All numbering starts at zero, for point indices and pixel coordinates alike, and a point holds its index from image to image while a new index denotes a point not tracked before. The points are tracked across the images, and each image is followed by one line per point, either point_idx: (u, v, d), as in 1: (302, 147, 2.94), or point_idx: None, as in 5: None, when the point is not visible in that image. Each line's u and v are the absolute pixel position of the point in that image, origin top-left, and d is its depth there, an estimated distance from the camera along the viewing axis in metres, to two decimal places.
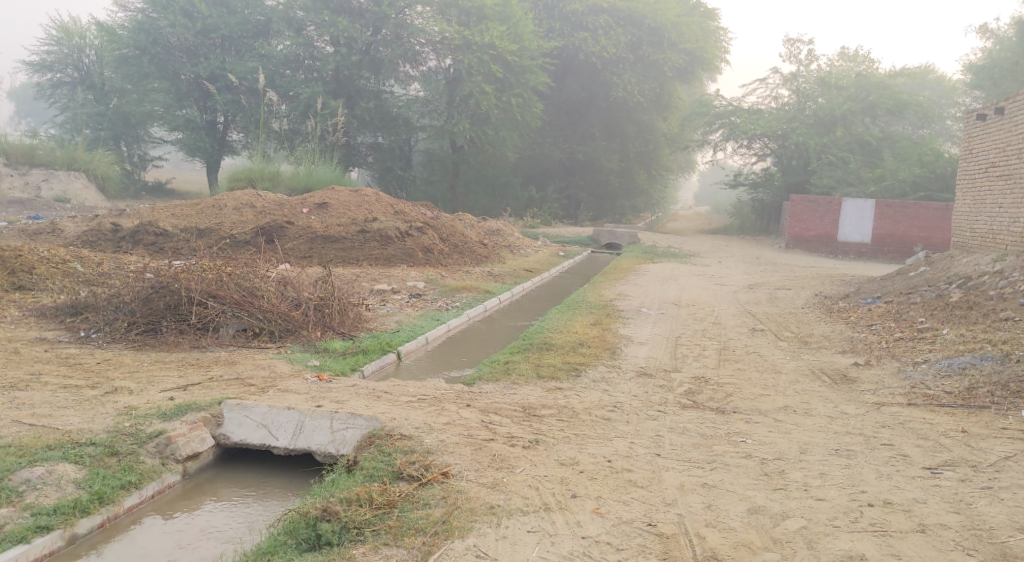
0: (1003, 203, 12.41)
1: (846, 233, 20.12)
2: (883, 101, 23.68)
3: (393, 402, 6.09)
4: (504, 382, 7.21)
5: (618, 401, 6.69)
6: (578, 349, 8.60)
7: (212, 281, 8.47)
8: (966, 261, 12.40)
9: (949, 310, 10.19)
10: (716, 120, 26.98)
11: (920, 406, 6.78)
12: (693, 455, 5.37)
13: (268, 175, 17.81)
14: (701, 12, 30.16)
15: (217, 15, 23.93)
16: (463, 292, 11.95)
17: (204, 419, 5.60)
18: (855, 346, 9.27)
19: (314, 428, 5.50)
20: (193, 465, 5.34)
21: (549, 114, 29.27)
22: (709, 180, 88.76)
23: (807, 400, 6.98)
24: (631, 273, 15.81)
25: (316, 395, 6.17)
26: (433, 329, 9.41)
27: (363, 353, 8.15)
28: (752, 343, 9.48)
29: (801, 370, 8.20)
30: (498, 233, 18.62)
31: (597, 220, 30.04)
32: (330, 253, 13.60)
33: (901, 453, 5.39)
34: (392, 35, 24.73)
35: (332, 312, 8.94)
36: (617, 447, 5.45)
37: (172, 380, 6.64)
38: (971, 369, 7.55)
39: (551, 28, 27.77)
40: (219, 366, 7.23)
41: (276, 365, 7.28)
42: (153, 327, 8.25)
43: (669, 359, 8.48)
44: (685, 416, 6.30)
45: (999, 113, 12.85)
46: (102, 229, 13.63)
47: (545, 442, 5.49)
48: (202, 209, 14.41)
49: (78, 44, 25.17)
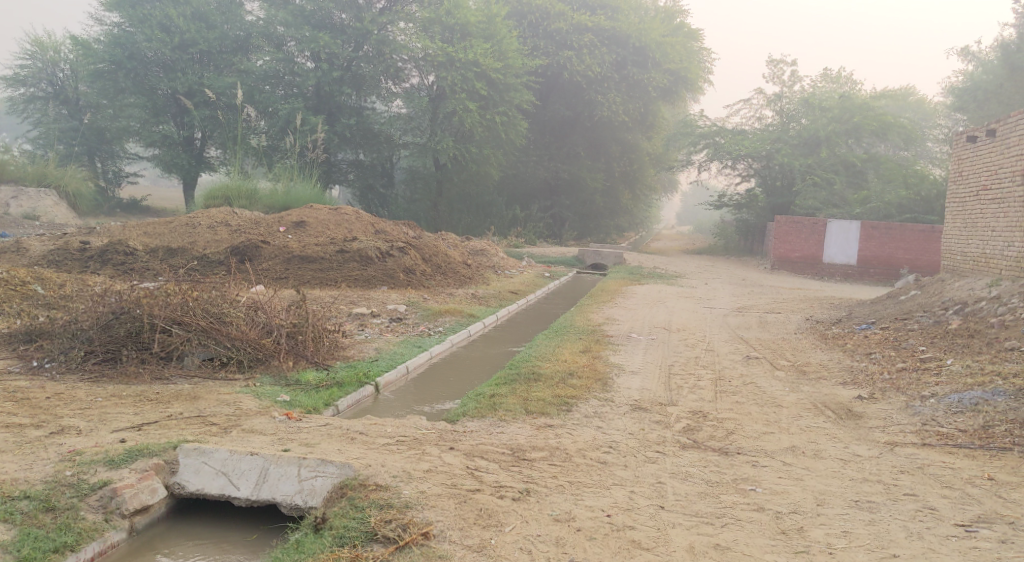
0: (996, 227, 12.02)
1: (831, 255, 19.82)
2: (867, 123, 23.52)
3: (369, 445, 5.54)
4: (490, 419, 6.68)
5: (613, 440, 6.19)
6: (568, 380, 8.08)
7: (177, 306, 7.94)
8: (959, 286, 12.07)
9: (950, 339, 9.80)
10: (701, 140, 26.64)
11: (936, 447, 6.37)
12: (701, 507, 4.91)
13: (245, 192, 17.23)
14: (685, 32, 29.88)
15: (196, 30, 23.20)
16: (446, 317, 11.42)
17: (156, 466, 5.01)
18: (856, 377, 8.83)
19: (279, 477, 4.95)
20: (142, 519, 4.78)
21: (533, 132, 28.91)
22: (694, 200, 89.01)
23: (815, 439, 6.51)
24: (618, 296, 15.34)
25: (282, 437, 5.61)
26: (413, 357, 8.90)
27: (338, 386, 7.60)
28: (748, 372, 9.02)
29: (803, 403, 7.73)
30: (482, 253, 18.10)
31: (581, 239, 29.56)
32: (306, 274, 13.01)
33: (928, 506, 4.98)
34: (374, 51, 24.29)
35: (306, 340, 8.39)
36: (616, 498, 4.96)
37: (127, 418, 6.05)
38: (983, 405, 7.13)
39: (535, 46, 27.27)
40: (180, 402, 6.64)
41: (241, 401, 6.70)
42: (112, 356, 7.71)
43: (664, 391, 7.99)
44: (686, 458, 5.82)
45: (991, 135, 12.51)
46: (69, 248, 13.00)
47: (537, 493, 4.98)
48: (176, 226, 13.87)
49: (52, 57, 24.35)
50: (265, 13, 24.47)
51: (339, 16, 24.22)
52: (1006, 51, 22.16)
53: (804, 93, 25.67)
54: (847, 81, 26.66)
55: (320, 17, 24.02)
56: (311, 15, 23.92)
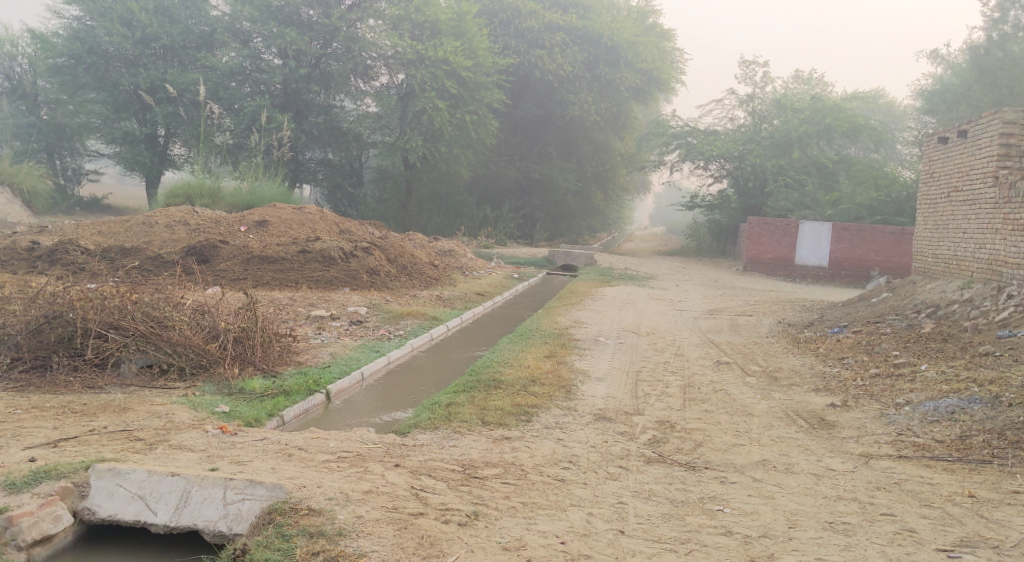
0: (967, 228, 11.77)
1: (803, 257, 19.62)
2: (838, 124, 23.43)
3: (307, 462, 5.10)
4: (443, 431, 6.25)
5: (574, 454, 5.80)
6: (530, 388, 7.68)
7: (114, 311, 7.44)
8: (931, 289, 11.85)
9: (923, 343, 9.53)
10: (673, 140, 26.37)
11: (913, 459, 6.06)
12: (663, 531, 4.55)
13: (207, 191, 16.64)
14: (657, 32, 29.70)
15: (159, 24, 22.58)
16: (408, 319, 10.96)
17: (63, 490, 4.56)
18: (828, 383, 8.51)
19: (202, 500, 4.52)
20: (42, 550, 4.33)
21: (505, 131, 28.53)
22: (667, 200, 89.28)
23: (787, 451, 6.17)
24: (588, 298, 15.00)
25: (213, 454, 5.16)
26: (370, 363, 8.45)
27: (285, 394, 7.14)
28: (717, 379, 8.67)
29: (774, 412, 7.38)
30: (451, 253, 17.66)
31: (553, 240, 29.21)
32: (266, 274, 12.47)
33: (907, 528, 4.66)
34: (343, 48, 23.79)
35: (255, 345, 7.87)
36: (572, 522, 4.58)
37: (45, 433, 5.56)
38: (960, 413, 6.82)
39: (506, 45, 26.90)
40: (107, 414, 6.13)
41: (176, 413, 6.21)
42: (41, 364, 7.18)
43: (631, 399, 7.62)
44: (651, 474, 5.45)
45: (962, 136, 12.27)
46: (17, 248, 12.36)
47: (486, 516, 4.59)
48: (131, 226, 13.30)
49: (9, 51, 23.63)
50: (230, 8, 23.83)
51: (307, 12, 23.64)
52: (975, 54, 22.08)
53: (776, 93, 25.53)
54: (819, 83, 26.59)
55: (287, 13, 23.41)
56: (277, 11, 23.32)
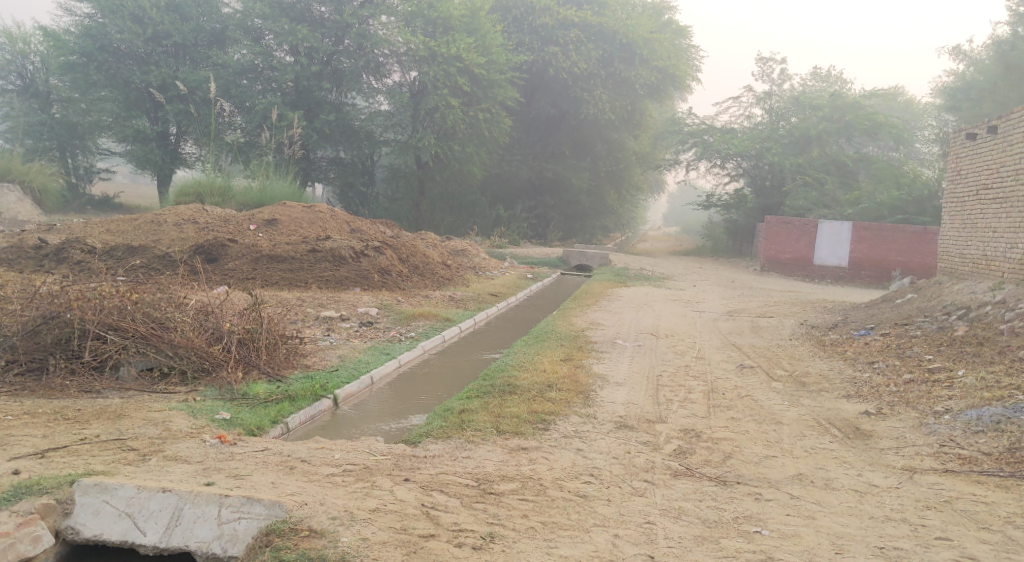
0: (997, 228, 11.28)
1: (823, 257, 19.12)
2: (858, 121, 22.90)
3: (310, 476, 4.74)
4: (455, 441, 5.88)
5: (595, 466, 5.42)
6: (547, 394, 7.29)
7: (113, 310, 7.09)
8: (961, 290, 11.38)
9: (957, 347, 9.08)
10: (689, 138, 25.91)
11: (959, 473, 5.65)
12: (698, 557, 4.18)
13: (218, 189, 16.36)
14: (672, 29, 29.26)
15: (170, 21, 22.33)
16: (420, 321, 10.60)
17: (44, 508, 4.23)
18: (860, 389, 8.07)
19: (194, 519, 4.20)
20: None
21: (518, 129, 28.15)
22: (680, 200, 88.76)
23: (823, 464, 5.77)
24: (603, 298, 14.63)
25: (210, 466, 4.82)
26: (380, 366, 8.10)
27: (291, 400, 6.79)
28: (743, 384, 8.24)
29: (805, 420, 6.97)
30: (463, 253, 17.29)
31: (566, 240, 28.82)
32: (275, 273, 12.14)
33: (966, 554, 4.27)
34: (354, 45, 23.45)
35: (260, 348, 7.53)
36: (598, 546, 4.21)
37: (34, 441, 5.22)
38: (1005, 423, 6.39)
39: (519, 42, 26.54)
40: (101, 421, 5.79)
41: (174, 421, 5.86)
42: (37, 366, 6.84)
43: (653, 406, 7.23)
44: (679, 489, 5.06)
45: (991, 132, 11.78)
46: (24, 246, 12.08)
47: (503, 538, 4.22)
48: (140, 224, 13.00)
49: (22, 49, 23.49)
50: (243, 5, 23.57)
51: (319, 9, 23.33)
52: (1000, 50, 21.51)
53: (793, 91, 25.06)
54: (837, 80, 26.09)
55: (299, 10, 23.18)
56: (289, 8, 23.02)
